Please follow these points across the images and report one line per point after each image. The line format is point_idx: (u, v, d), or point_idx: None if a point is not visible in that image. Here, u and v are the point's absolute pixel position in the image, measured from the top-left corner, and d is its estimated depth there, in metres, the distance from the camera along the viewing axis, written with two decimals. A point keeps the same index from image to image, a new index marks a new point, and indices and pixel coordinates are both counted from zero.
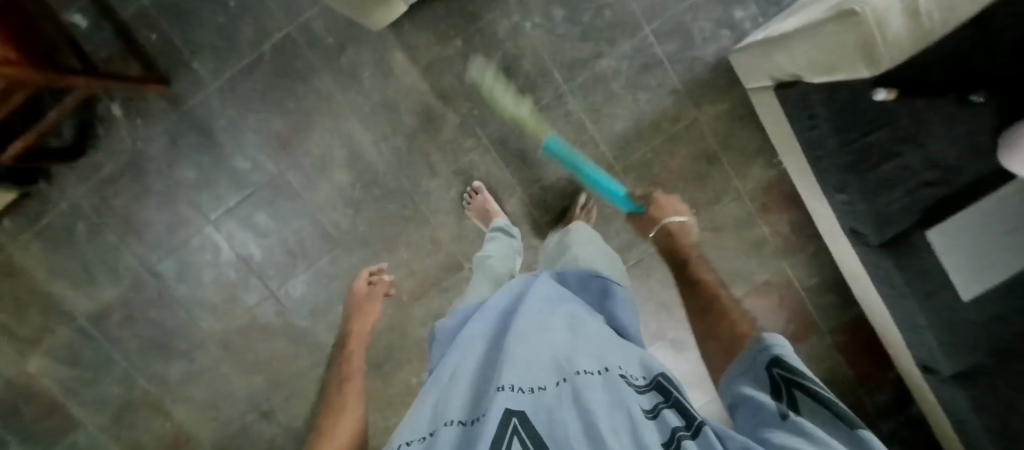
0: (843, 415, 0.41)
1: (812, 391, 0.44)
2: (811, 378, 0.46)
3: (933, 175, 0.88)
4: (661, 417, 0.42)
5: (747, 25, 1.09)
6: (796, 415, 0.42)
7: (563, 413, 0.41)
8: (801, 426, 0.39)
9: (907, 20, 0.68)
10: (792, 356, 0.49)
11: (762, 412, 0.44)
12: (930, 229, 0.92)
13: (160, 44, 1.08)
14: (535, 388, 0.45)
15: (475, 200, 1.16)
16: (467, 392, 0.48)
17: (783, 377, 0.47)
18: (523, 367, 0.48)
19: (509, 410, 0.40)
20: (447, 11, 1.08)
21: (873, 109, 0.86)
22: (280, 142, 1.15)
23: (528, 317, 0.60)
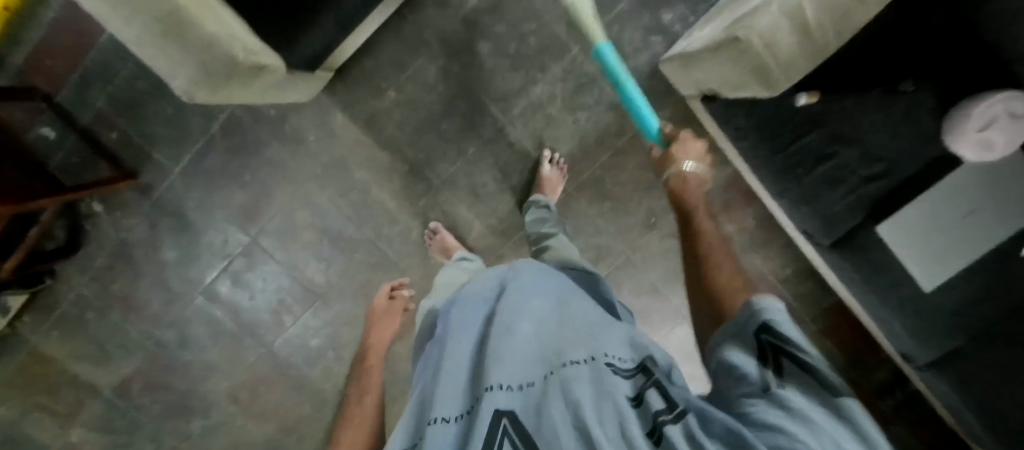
0: (829, 384, 0.38)
1: (799, 357, 0.41)
2: (801, 341, 0.43)
3: (873, 170, 0.86)
4: (646, 403, 0.41)
5: (678, 27, 1.06)
6: (780, 387, 0.38)
7: (551, 406, 0.43)
8: (783, 400, 0.36)
9: (798, 37, 0.66)
10: (785, 317, 0.46)
11: (744, 384, 0.41)
12: (880, 222, 0.89)
13: (121, 141, 1.17)
14: (522, 385, 0.49)
15: (434, 240, 1.18)
16: (462, 392, 0.53)
17: (770, 342, 0.43)
18: (513, 363, 0.52)
19: (498, 411, 0.45)
20: (374, 66, 1.12)
21: (797, 115, 0.84)
22: (246, 212, 1.22)
23: (512, 306, 0.62)
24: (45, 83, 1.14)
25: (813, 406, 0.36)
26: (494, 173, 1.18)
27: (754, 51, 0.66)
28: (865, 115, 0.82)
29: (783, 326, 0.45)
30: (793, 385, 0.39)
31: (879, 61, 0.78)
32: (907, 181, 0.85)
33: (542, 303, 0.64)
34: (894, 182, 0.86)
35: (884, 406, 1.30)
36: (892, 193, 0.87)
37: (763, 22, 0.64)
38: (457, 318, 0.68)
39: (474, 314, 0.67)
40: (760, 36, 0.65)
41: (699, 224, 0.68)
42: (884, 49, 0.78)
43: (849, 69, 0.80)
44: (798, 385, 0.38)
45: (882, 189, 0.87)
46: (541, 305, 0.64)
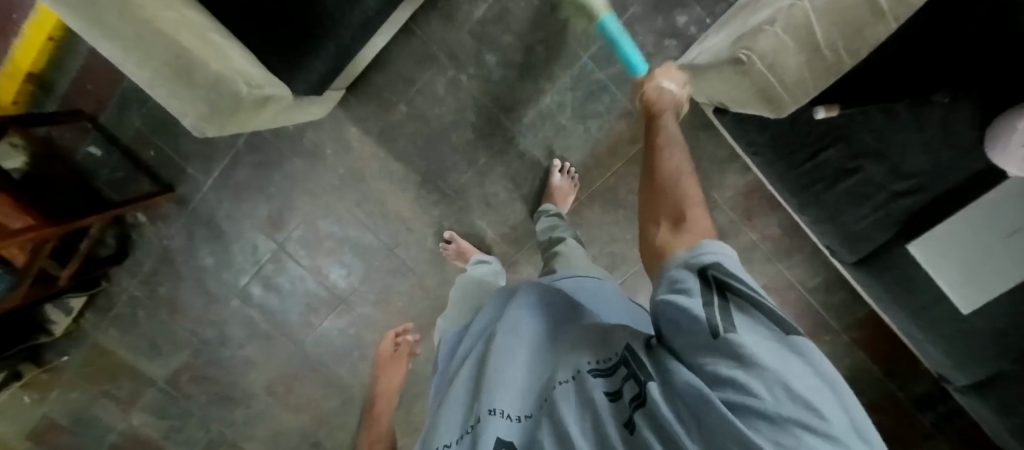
0: (780, 321, 0.34)
1: (743, 291, 0.36)
2: (745, 276, 0.38)
3: (903, 185, 0.79)
4: (624, 399, 0.40)
5: (693, 30, 1.02)
6: (728, 328, 0.34)
7: (544, 434, 0.43)
8: (734, 344, 0.32)
9: (805, 57, 0.63)
10: (722, 252, 0.40)
11: (692, 327, 0.36)
12: (911, 241, 0.83)
13: (158, 158, 1.25)
14: (523, 416, 0.47)
15: (449, 247, 1.19)
16: (462, 415, 0.51)
17: (714, 277, 0.38)
18: (507, 382, 0.50)
19: (498, 440, 0.44)
20: (385, 81, 1.14)
21: (814, 128, 0.79)
22: (273, 222, 1.28)
23: (510, 315, 0.59)
24: (89, 105, 1.22)
25: (764, 345, 0.32)
26: (506, 182, 1.18)
27: (756, 74, 0.65)
28: (891, 125, 0.76)
29: (726, 264, 0.39)
30: (747, 324, 0.34)
31: (905, 69, 0.72)
32: (943, 199, 0.78)
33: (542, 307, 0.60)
34: (928, 200, 0.79)
35: (921, 423, 1.22)
36: (924, 212, 0.80)
37: (762, 44, 0.63)
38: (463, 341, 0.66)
39: (478, 328, 0.64)
40: (758, 57, 0.63)
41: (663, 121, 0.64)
42: (911, 56, 0.72)
43: (869, 77, 0.74)
44: (751, 323, 0.34)
45: (914, 205, 0.80)
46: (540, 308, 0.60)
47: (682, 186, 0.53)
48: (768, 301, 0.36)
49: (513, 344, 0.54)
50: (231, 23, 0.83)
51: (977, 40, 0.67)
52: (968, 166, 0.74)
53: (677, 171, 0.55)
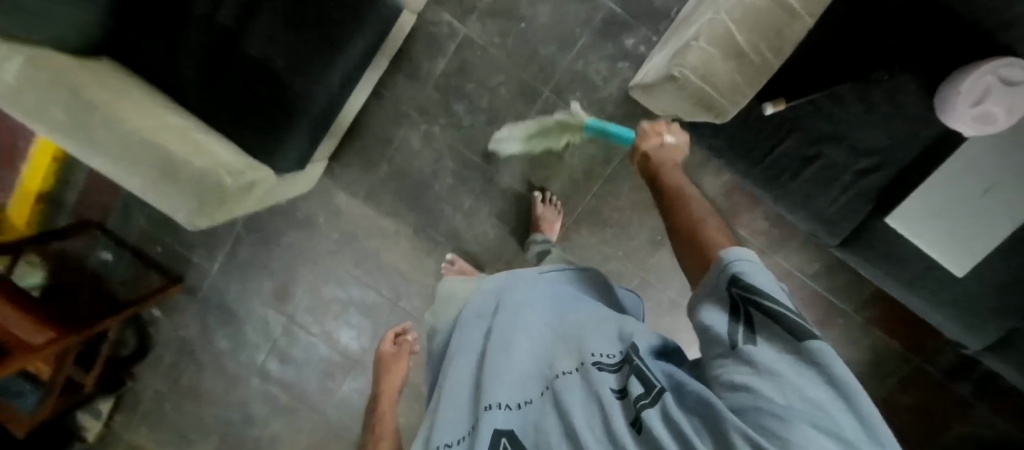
0: (799, 328, 0.32)
1: (768, 305, 0.35)
2: (774, 290, 0.36)
3: (866, 163, 0.81)
4: (629, 392, 0.37)
5: (642, 49, 1.07)
6: (748, 340, 0.33)
7: (546, 421, 0.41)
8: (748, 358, 0.32)
9: (734, 62, 0.65)
10: (754, 268, 0.38)
11: (716, 344, 0.36)
12: (889, 215, 0.82)
13: (165, 253, 1.32)
14: (521, 404, 0.45)
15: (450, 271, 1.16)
16: (463, 412, 0.50)
17: (739, 294, 0.37)
18: (508, 377, 0.48)
19: (497, 430, 0.42)
20: (364, 145, 1.21)
21: (768, 123, 0.80)
22: (279, 295, 1.33)
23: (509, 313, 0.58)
24: (95, 213, 1.30)
25: (780, 355, 0.31)
26: (493, 220, 1.21)
27: (696, 85, 0.67)
28: (842, 109, 0.78)
29: (758, 281, 0.36)
30: (765, 336, 0.33)
31: (841, 55, 0.75)
32: (909, 169, 0.80)
33: (540, 308, 0.59)
34: (894, 174, 0.81)
35: (958, 393, 1.18)
36: (896, 184, 0.81)
37: (693, 58, 0.65)
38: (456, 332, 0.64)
39: (473, 326, 0.62)
40: (692, 71, 0.65)
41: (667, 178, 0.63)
42: (844, 43, 0.75)
43: (811, 68, 0.76)
44: (768, 335, 0.33)
45: (881, 181, 0.82)
46: (539, 309, 0.58)
47: (691, 210, 0.53)
48: (790, 312, 0.34)
49: (510, 341, 0.53)
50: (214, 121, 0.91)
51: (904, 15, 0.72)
52: (920, 136, 0.78)
53: (686, 201, 0.56)
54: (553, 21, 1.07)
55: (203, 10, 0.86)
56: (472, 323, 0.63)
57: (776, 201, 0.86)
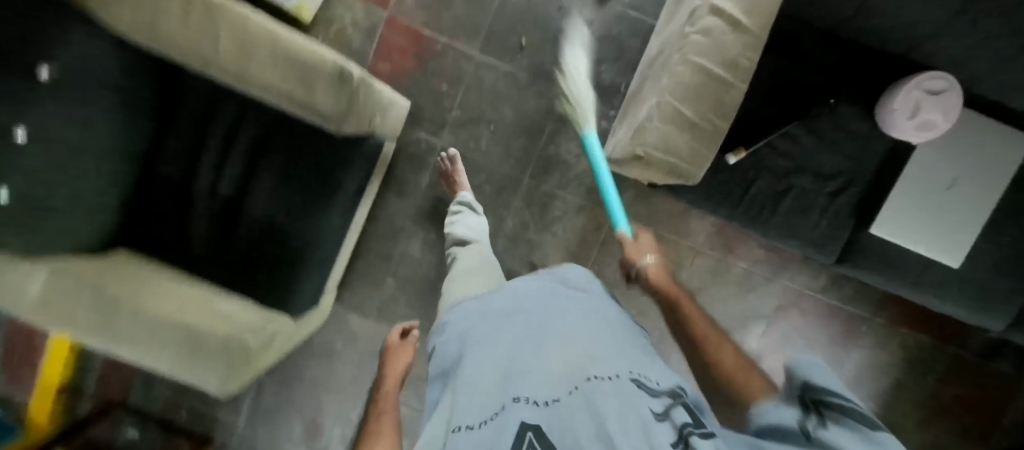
0: (866, 418, 0.32)
1: (836, 405, 0.35)
2: (837, 389, 0.37)
3: (834, 184, 0.86)
4: (673, 418, 0.34)
5: (605, 122, 1.16)
6: (817, 427, 0.33)
7: (577, 419, 0.35)
8: (816, 437, 0.32)
9: (689, 132, 0.73)
10: (819, 372, 0.40)
11: (785, 432, 0.36)
12: (872, 226, 0.86)
13: (190, 416, 1.31)
14: (549, 401, 0.40)
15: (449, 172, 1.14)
16: (479, 400, 0.44)
17: (812, 400, 0.37)
18: (537, 379, 0.43)
19: (524, 423, 0.37)
20: (367, 265, 1.25)
21: (735, 168, 0.85)
22: (310, 431, 1.31)
23: (534, 328, 0.53)
24: (116, 392, 1.31)
25: (854, 438, 0.30)
26: None
27: (661, 158, 0.74)
28: (796, 144, 0.85)
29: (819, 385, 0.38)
30: (833, 420, 0.33)
31: (780, 99, 0.82)
32: (875, 182, 0.86)
33: (567, 320, 0.54)
34: (864, 188, 0.87)
35: (999, 368, 1.18)
36: (867, 195, 0.87)
37: (651, 137, 0.73)
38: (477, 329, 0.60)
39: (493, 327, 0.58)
40: (653, 148, 0.73)
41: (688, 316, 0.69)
42: (779, 88, 0.82)
43: (757, 114, 0.82)
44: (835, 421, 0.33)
45: (854, 197, 0.87)
46: (564, 320, 0.54)
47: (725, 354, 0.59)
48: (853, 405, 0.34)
49: (538, 352, 0.48)
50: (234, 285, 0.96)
51: (825, 57, 0.81)
52: (872, 151, 0.85)
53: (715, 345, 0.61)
54: (518, 116, 1.16)
55: (206, 186, 0.93)
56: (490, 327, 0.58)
57: (765, 234, 0.89)
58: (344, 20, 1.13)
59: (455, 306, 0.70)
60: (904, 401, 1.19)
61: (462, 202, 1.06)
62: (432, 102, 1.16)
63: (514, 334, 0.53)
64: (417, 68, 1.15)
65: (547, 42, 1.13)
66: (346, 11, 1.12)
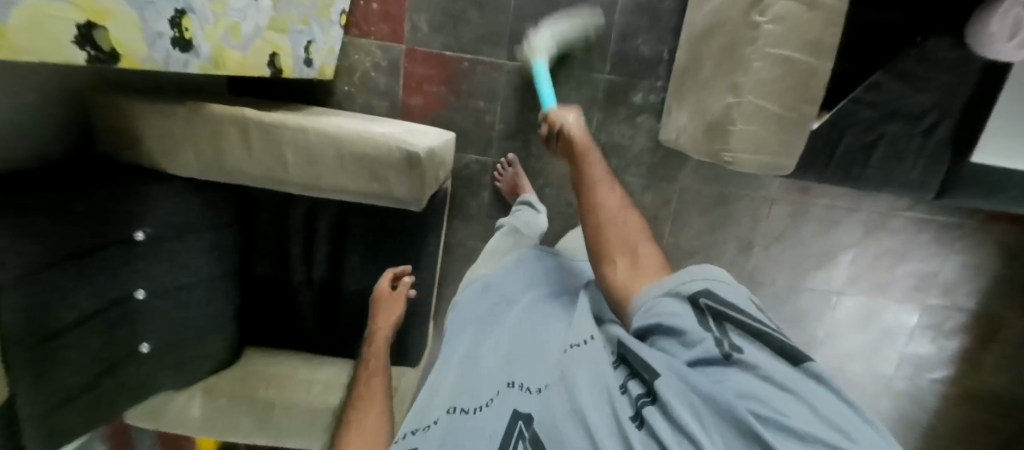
0: (788, 348, 0.42)
1: (735, 316, 0.45)
2: (741, 304, 0.47)
3: (929, 120, 0.82)
4: (630, 389, 0.45)
5: (654, 97, 1.11)
6: (736, 350, 0.42)
7: (556, 403, 0.47)
8: (742, 361, 0.41)
9: (774, 125, 0.70)
10: (708, 267, 0.51)
11: (702, 350, 0.44)
12: (972, 154, 0.83)
13: None
14: (540, 386, 0.52)
15: (507, 174, 1.15)
16: (484, 387, 0.55)
17: (709, 304, 0.47)
18: (534, 366, 0.56)
19: (515, 413, 0.48)
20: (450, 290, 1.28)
21: (818, 131, 0.83)
22: None
23: (534, 318, 0.67)
24: None
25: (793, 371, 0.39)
26: None
27: (751, 157, 0.72)
28: (880, 92, 0.81)
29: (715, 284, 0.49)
30: (748, 339, 0.43)
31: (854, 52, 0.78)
32: (972, 107, 0.81)
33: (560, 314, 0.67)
34: (959, 115, 0.81)
35: None
36: (965, 122, 0.81)
37: (735, 141, 0.71)
38: (488, 309, 0.74)
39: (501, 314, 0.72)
40: (739, 152, 0.71)
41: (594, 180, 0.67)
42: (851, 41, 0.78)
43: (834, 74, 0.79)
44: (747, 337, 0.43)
45: (953, 128, 0.82)
46: (556, 315, 0.67)
47: (621, 227, 0.63)
48: (766, 326, 0.44)
49: (535, 338, 0.62)
50: (324, 347, 1.02)
51: None
52: (969, 77, 0.79)
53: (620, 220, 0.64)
54: None
55: (301, 277, 0.96)
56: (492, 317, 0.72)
57: (856, 186, 0.88)
58: (365, 64, 1.09)
59: (470, 283, 0.82)
60: (1005, 289, 1.21)
61: (523, 201, 1.08)
62: (472, 122, 1.13)
63: (516, 323, 0.67)
64: (448, 92, 1.11)
65: (575, 28, 1.06)
66: (363, 55, 1.09)
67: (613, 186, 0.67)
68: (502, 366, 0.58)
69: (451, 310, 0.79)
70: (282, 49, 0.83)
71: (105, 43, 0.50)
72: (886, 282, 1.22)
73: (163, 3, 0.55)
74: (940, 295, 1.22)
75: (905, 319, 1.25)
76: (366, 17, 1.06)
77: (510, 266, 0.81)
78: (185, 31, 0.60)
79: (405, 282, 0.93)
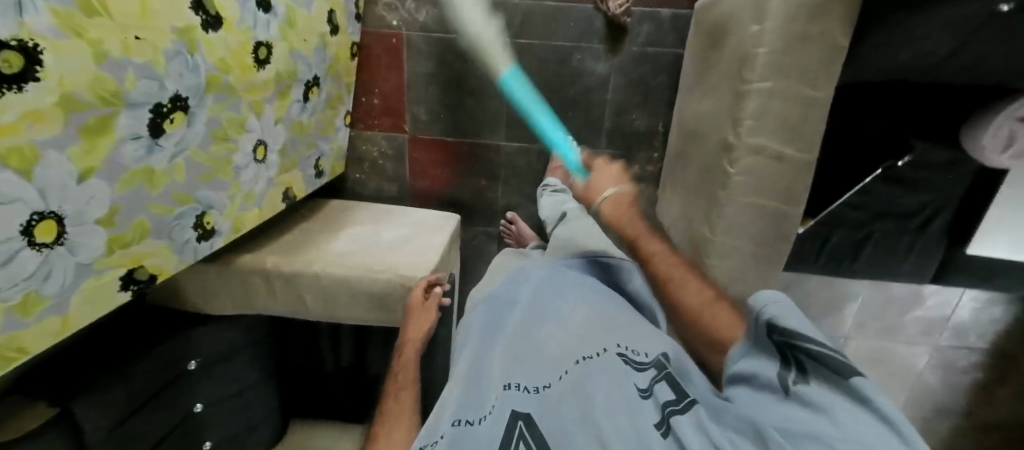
0: (840, 364, 0.40)
1: (806, 346, 0.43)
2: (809, 330, 0.44)
3: (921, 220, 0.83)
4: (656, 394, 0.46)
5: (652, 167, 1.12)
6: (796, 383, 0.41)
7: (567, 409, 0.47)
8: (805, 395, 0.40)
9: (751, 256, 0.72)
10: (787, 304, 0.47)
11: (762, 390, 0.43)
12: (964, 246, 0.84)
13: None
14: (539, 387, 0.52)
15: (511, 230, 1.18)
16: (481, 396, 0.55)
17: (783, 342, 0.45)
18: (533, 366, 0.56)
19: (515, 413, 0.48)
20: None
21: (808, 232, 0.85)
22: None
23: (536, 309, 0.67)
24: None
25: (829, 369, 0.40)
26: None
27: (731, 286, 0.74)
28: (870, 199, 0.81)
29: (786, 319, 0.45)
30: (812, 371, 0.41)
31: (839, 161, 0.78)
32: (965, 207, 0.81)
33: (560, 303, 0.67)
34: (953, 210, 0.82)
35: None
36: (956, 219, 0.82)
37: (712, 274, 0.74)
38: (492, 313, 0.72)
39: (496, 315, 0.72)
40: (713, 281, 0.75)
41: (648, 249, 0.64)
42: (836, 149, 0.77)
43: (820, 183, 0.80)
44: (813, 368, 0.42)
45: (943, 226, 0.83)
46: (559, 306, 0.67)
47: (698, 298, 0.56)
48: (833, 349, 0.42)
49: (535, 335, 0.62)
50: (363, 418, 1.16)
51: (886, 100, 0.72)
52: (962, 182, 0.79)
53: (699, 300, 0.56)
54: None
55: (332, 363, 1.09)
56: (495, 317, 0.71)
57: (849, 274, 0.90)
58: (372, 154, 1.16)
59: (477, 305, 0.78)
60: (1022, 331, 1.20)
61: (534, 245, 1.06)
62: (477, 198, 1.19)
63: (518, 321, 0.66)
64: (451, 173, 1.16)
65: (569, 109, 1.08)
66: (370, 146, 1.15)
67: (669, 254, 0.63)
68: (505, 366, 0.58)
69: (460, 332, 0.76)
70: (293, 179, 0.91)
71: (143, 274, 0.60)
72: (895, 328, 1.23)
73: (187, 217, 0.64)
74: (950, 335, 1.23)
75: (915, 359, 1.26)
76: (368, 111, 1.11)
77: (516, 276, 0.79)
78: (207, 223, 0.69)
79: (438, 291, 0.82)
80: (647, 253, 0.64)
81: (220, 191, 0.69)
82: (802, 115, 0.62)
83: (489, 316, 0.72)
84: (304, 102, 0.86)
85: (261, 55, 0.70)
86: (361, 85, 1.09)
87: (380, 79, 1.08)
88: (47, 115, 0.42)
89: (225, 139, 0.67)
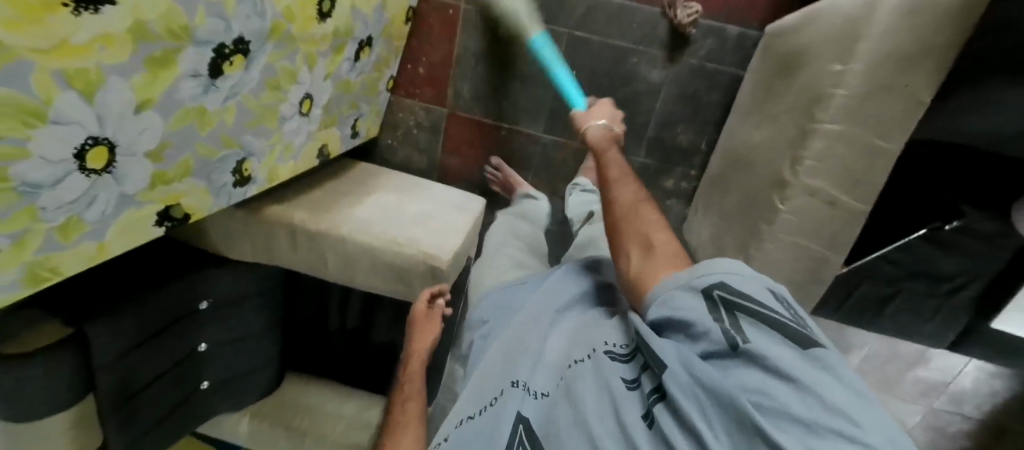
0: (797, 335, 0.39)
1: (750, 306, 0.42)
2: (756, 290, 0.43)
3: (952, 286, 0.81)
4: (642, 385, 0.47)
5: (687, 184, 1.10)
6: (745, 340, 0.40)
7: (560, 409, 0.49)
8: (751, 352, 0.38)
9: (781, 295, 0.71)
10: (732, 266, 0.46)
11: (707, 344, 0.42)
12: (989, 318, 0.83)
13: None
14: (537, 390, 0.54)
15: (497, 176, 1.15)
16: (481, 394, 0.58)
17: (721, 295, 0.44)
18: (532, 365, 0.58)
19: (517, 416, 0.50)
20: None
21: (843, 276, 0.82)
22: None
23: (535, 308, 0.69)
24: None
25: (785, 336, 0.39)
26: None
27: None
28: (909, 255, 0.79)
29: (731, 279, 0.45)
30: (754, 326, 0.41)
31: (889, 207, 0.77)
32: (1000, 281, 0.79)
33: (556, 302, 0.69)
34: (987, 282, 0.80)
35: None
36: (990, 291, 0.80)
37: None
38: (499, 314, 0.76)
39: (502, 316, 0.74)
40: None
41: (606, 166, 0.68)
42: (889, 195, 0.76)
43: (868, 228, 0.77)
44: (755, 325, 0.41)
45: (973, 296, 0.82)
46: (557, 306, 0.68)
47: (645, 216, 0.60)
48: (782, 315, 0.41)
49: (535, 335, 0.63)
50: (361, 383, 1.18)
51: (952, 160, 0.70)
52: (1004, 257, 0.77)
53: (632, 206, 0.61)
54: None
55: (337, 325, 1.10)
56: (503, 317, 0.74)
57: (867, 325, 0.90)
58: (408, 123, 1.14)
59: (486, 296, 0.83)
60: (1021, 409, 1.19)
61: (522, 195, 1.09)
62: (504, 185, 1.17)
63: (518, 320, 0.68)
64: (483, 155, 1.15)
65: None
66: (407, 114, 1.13)
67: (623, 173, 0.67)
68: (506, 365, 0.60)
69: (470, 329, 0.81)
70: (330, 137, 0.89)
71: (179, 212, 0.59)
72: (895, 384, 1.23)
73: (227, 162, 0.63)
74: (946, 399, 1.23)
75: (907, 417, 1.27)
76: (411, 80, 1.10)
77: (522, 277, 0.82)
78: (245, 172, 0.68)
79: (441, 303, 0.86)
80: (608, 167, 0.67)
81: (262, 140, 0.68)
82: (866, 167, 0.61)
83: (496, 315, 0.76)
84: (354, 62, 0.84)
85: (326, 8, 0.68)
86: (410, 52, 1.07)
87: (430, 49, 1.06)
88: (117, 41, 0.40)
89: (277, 89, 0.66)
